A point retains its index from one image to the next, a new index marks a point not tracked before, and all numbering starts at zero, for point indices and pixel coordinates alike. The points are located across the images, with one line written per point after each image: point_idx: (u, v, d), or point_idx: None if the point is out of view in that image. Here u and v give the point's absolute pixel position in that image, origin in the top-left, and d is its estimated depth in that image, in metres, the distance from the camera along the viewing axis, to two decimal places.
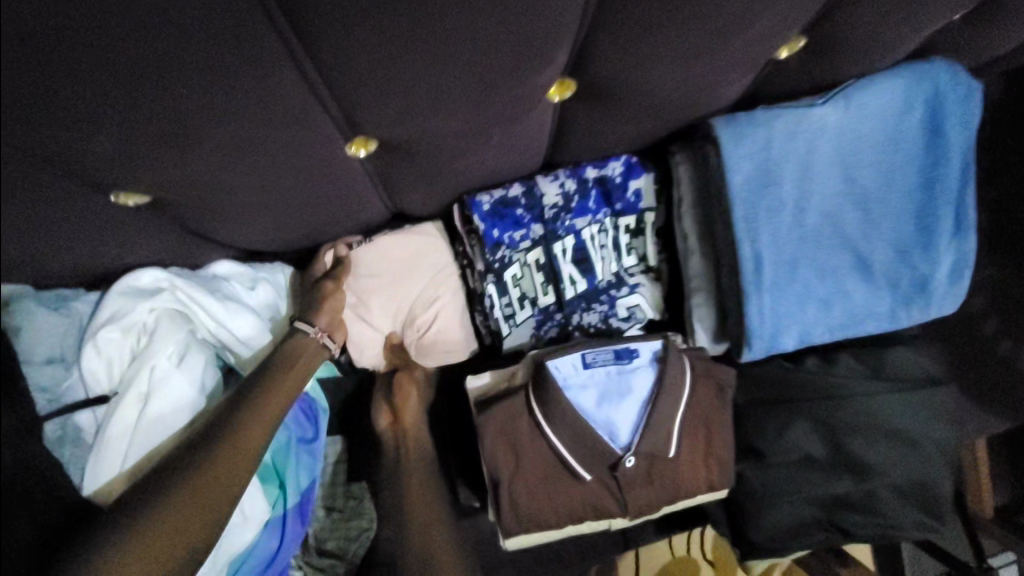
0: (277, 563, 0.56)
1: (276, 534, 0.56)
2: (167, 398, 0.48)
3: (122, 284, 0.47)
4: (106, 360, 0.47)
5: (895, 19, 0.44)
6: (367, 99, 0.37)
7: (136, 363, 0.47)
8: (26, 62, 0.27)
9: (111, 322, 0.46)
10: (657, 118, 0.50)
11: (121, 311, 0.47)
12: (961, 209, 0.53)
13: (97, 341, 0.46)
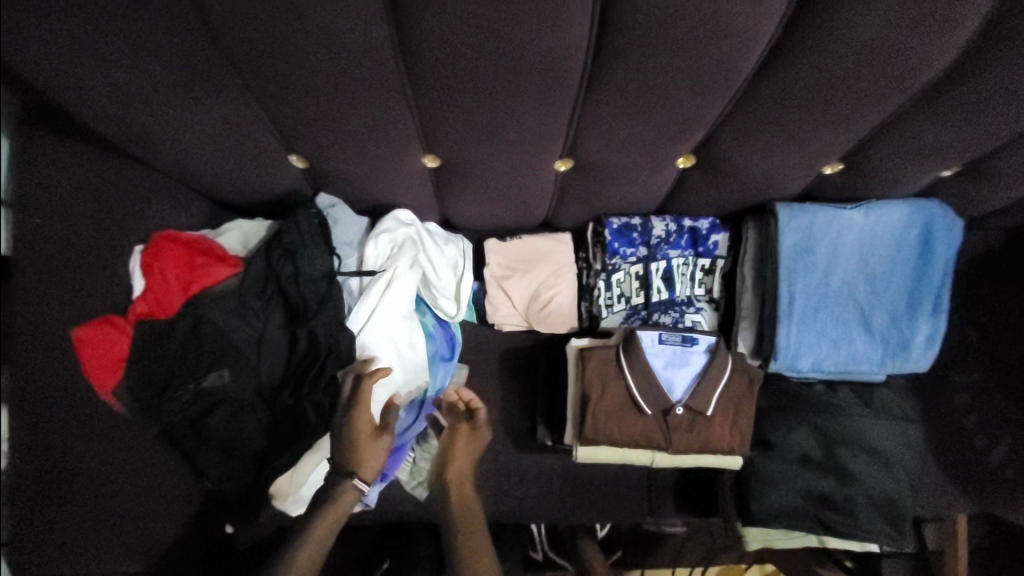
0: (405, 437, 0.80)
1: (412, 413, 0.81)
2: (399, 288, 0.75)
3: (396, 213, 0.77)
4: (375, 254, 0.75)
5: (904, 164, 0.70)
6: (586, 136, 0.66)
7: (389, 261, 0.76)
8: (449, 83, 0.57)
9: (386, 232, 0.76)
10: (740, 192, 0.77)
11: (392, 228, 0.76)
12: (937, 298, 0.76)
13: (377, 240, 0.75)
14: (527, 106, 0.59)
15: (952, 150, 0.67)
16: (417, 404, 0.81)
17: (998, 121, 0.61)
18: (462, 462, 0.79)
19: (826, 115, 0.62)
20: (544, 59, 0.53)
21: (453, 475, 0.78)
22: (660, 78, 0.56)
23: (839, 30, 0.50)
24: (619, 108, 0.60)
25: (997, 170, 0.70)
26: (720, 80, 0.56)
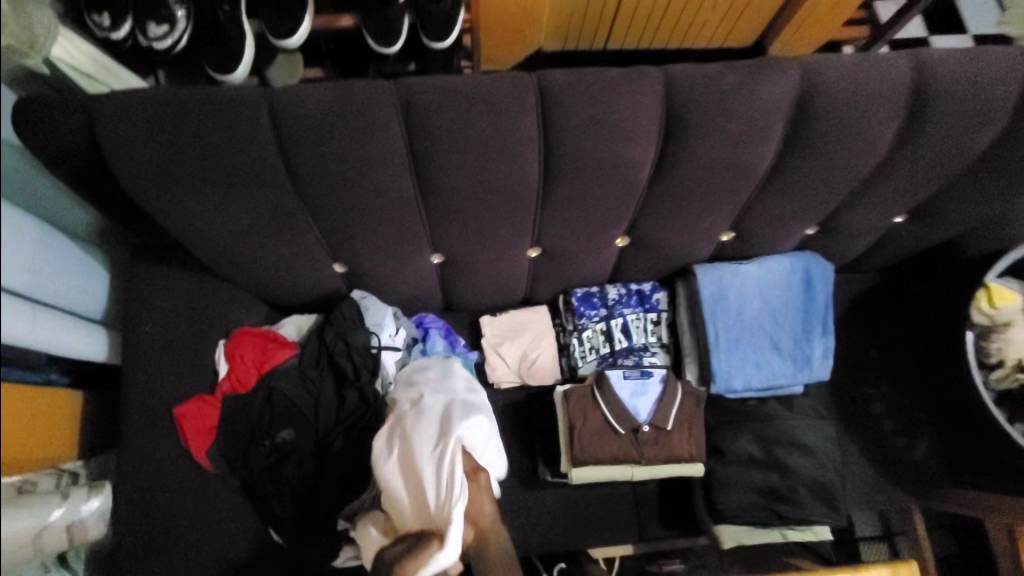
0: None
1: None
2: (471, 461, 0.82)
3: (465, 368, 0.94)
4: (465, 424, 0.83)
5: (776, 229, 0.98)
6: (546, 230, 0.92)
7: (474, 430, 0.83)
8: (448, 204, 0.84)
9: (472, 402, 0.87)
10: (667, 259, 1.04)
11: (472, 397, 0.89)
12: (823, 322, 1.01)
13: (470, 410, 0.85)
14: (503, 212, 0.86)
15: (803, 216, 0.95)
16: None
17: (823, 193, 0.90)
18: (486, 505, 0.81)
19: (707, 203, 0.90)
20: (509, 182, 0.80)
21: (483, 527, 0.81)
22: (589, 188, 0.83)
23: (696, 148, 0.79)
24: (566, 210, 0.87)
25: (840, 226, 0.98)
26: (628, 185, 0.84)
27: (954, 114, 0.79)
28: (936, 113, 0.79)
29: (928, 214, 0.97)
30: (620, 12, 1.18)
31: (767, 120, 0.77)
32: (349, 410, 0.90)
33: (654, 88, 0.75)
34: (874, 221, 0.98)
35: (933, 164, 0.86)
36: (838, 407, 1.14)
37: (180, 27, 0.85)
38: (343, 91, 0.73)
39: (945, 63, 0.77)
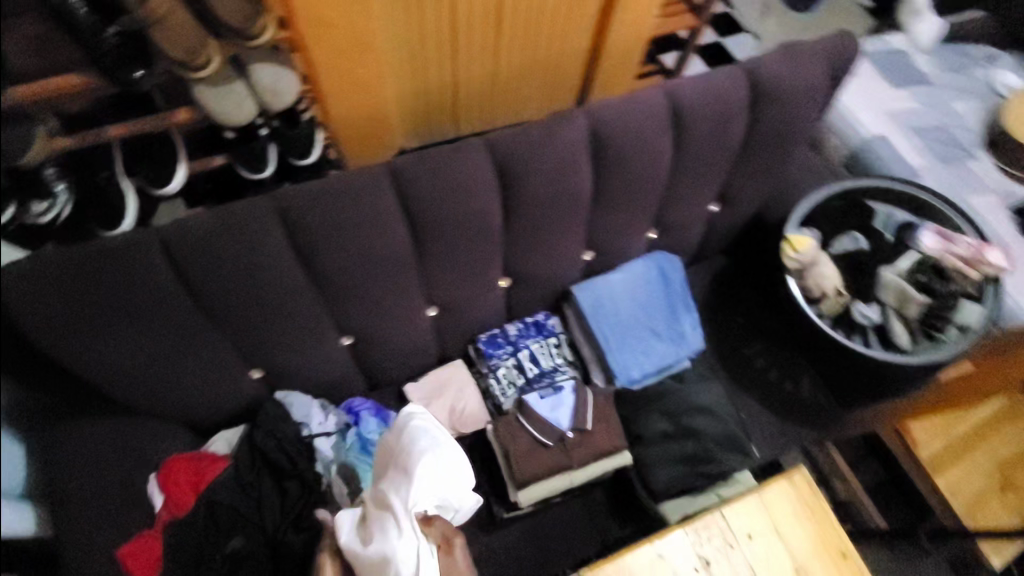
0: None
1: None
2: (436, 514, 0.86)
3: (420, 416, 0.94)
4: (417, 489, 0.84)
5: (622, 238, 1.17)
6: (433, 287, 1.07)
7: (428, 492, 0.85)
8: (339, 284, 0.96)
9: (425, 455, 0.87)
10: (547, 288, 1.20)
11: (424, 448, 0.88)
12: (684, 301, 1.20)
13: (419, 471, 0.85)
14: (390, 279, 1.00)
15: (638, 223, 1.16)
16: None
17: (643, 200, 1.11)
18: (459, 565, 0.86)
19: (557, 230, 1.08)
20: (386, 251, 0.95)
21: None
22: (456, 241, 0.99)
23: (528, 187, 0.98)
24: (444, 264, 1.03)
25: (670, 224, 1.20)
26: (487, 231, 1.01)
27: (706, 119, 1.04)
28: (694, 122, 1.03)
29: (729, 198, 1.22)
30: (455, 107, 1.43)
31: (573, 155, 0.98)
32: (293, 500, 0.96)
33: (480, 153, 0.94)
34: (695, 214, 1.21)
35: (712, 159, 1.11)
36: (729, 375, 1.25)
37: (59, 199, 0.91)
38: (223, 213, 0.85)
39: (684, 86, 1.02)
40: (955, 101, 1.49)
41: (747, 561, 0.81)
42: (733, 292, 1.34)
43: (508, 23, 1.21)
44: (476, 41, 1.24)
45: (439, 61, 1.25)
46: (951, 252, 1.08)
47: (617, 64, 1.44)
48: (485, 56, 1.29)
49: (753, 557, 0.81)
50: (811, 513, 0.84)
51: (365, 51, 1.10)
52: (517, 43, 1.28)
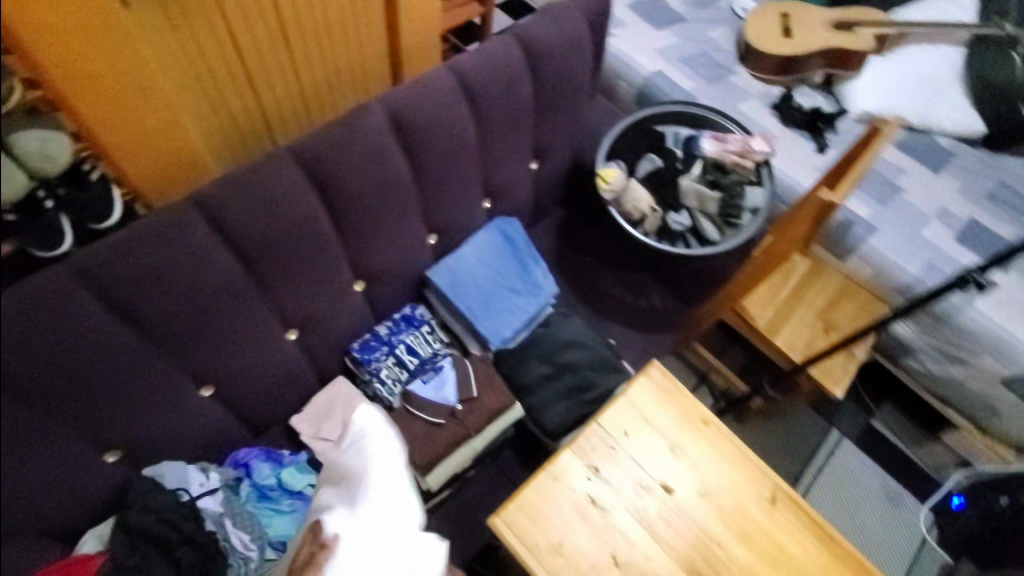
0: None
1: None
2: None
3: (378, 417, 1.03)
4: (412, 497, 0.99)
5: (458, 213, 1.25)
6: (286, 306, 1.07)
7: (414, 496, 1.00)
8: (174, 325, 0.92)
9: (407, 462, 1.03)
10: (404, 279, 1.24)
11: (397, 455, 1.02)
12: (530, 256, 1.28)
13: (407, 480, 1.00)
14: (233, 308, 0.98)
15: (467, 195, 1.24)
16: None
17: (463, 173, 1.20)
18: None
19: (391, 219, 1.13)
20: (216, 280, 0.93)
21: None
22: (291, 253, 1.01)
23: (345, 182, 1.02)
24: (287, 279, 1.04)
25: (498, 190, 1.30)
26: (320, 236, 1.04)
27: (493, 86, 1.14)
28: (483, 90, 1.13)
29: (542, 154, 1.34)
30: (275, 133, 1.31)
31: (380, 144, 1.04)
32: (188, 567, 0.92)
33: (286, 162, 0.96)
34: (518, 175, 1.31)
35: (512, 119, 1.21)
36: (593, 305, 1.38)
37: None
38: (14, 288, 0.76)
39: (466, 61, 1.11)
40: (708, 30, 1.74)
41: (629, 454, 0.89)
42: (576, 235, 1.46)
43: (294, 40, 1.17)
44: (271, 66, 1.18)
45: (241, 96, 1.17)
46: (724, 149, 1.27)
47: (419, 55, 1.45)
48: (286, 80, 1.23)
49: (634, 450, 0.89)
50: (673, 396, 0.94)
51: (141, 95, 0.99)
52: (313, 59, 1.24)
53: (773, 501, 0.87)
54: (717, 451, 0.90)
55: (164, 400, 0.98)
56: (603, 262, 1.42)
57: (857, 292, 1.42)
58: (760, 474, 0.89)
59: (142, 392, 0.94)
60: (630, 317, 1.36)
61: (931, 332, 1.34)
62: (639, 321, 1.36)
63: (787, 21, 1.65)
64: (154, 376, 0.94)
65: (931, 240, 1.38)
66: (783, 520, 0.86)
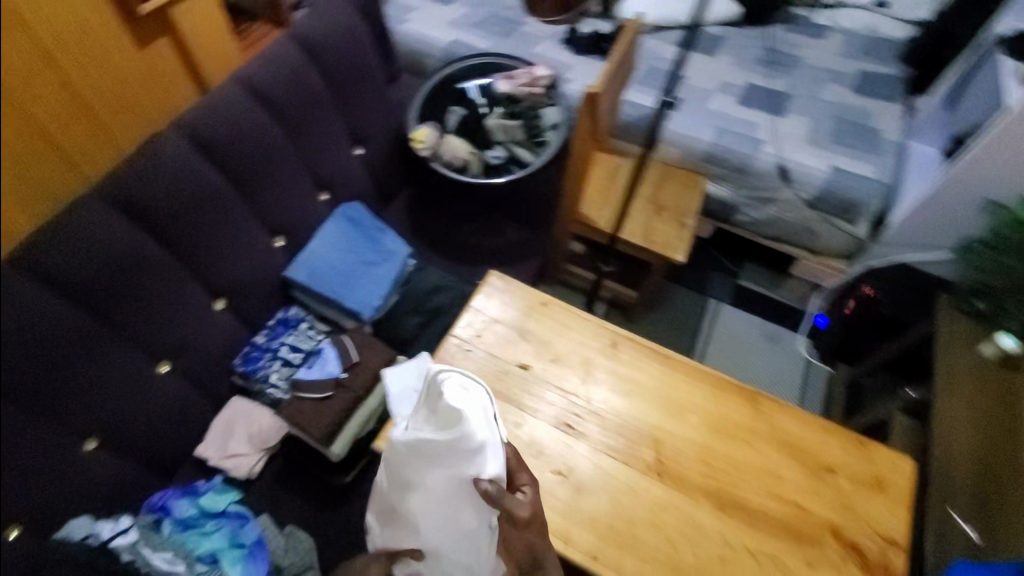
0: None
1: (253, 562, 1.06)
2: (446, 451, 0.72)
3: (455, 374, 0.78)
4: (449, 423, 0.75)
5: (297, 210, 1.28)
6: (150, 339, 1.05)
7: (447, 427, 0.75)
8: (27, 387, 0.88)
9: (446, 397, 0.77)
10: (265, 286, 1.26)
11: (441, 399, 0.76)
12: (379, 230, 1.34)
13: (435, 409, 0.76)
14: (91, 354, 0.96)
15: (298, 191, 1.27)
16: (251, 558, 1.07)
17: (287, 170, 1.24)
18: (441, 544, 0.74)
19: (230, 229, 1.14)
20: (60, 329, 0.90)
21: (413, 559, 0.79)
22: (134, 286, 1.00)
23: (166, 204, 1.02)
24: (141, 312, 1.02)
25: (332, 181, 1.35)
26: (160, 261, 1.03)
27: (284, 80, 1.18)
28: (275, 93, 1.17)
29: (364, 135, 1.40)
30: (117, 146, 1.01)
31: (187, 161, 1.04)
32: None
33: (96, 204, 0.94)
34: (345, 161, 1.37)
35: (315, 109, 1.25)
36: (457, 254, 1.45)
37: None
38: None
39: (254, 67, 1.15)
40: None
41: (490, 352, 0.97)
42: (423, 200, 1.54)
43: (97, 100, 0.94)
44: (83, 133, 0.93)
45: (64, 179, 0.92)
46: (516, 85, 1.43)
47: (216, 48, 1.12)
48: (108, 148, 0.99)
49: (489, 343, 0.98)
50: (513, 291, 1.05)
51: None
52: (124, 115, 1.00)
53: (614, 345, 0.99)
54: (559, 321, 1.01)
55: (48, 466, 0.94)
56: (455, 214, 1.49)
57: (676, 172, 1.62)
58: (597, 328, 1.01)
59: (15, 465, 0.89)
60: (496, 253, 1.45)
61: (739, 185, 1.58)
62: (502, 254, 1.45)
63: None
64: (24, 444, 0.90)
65: (715, 110, 1.63)
66: (626, 356, 0.98)
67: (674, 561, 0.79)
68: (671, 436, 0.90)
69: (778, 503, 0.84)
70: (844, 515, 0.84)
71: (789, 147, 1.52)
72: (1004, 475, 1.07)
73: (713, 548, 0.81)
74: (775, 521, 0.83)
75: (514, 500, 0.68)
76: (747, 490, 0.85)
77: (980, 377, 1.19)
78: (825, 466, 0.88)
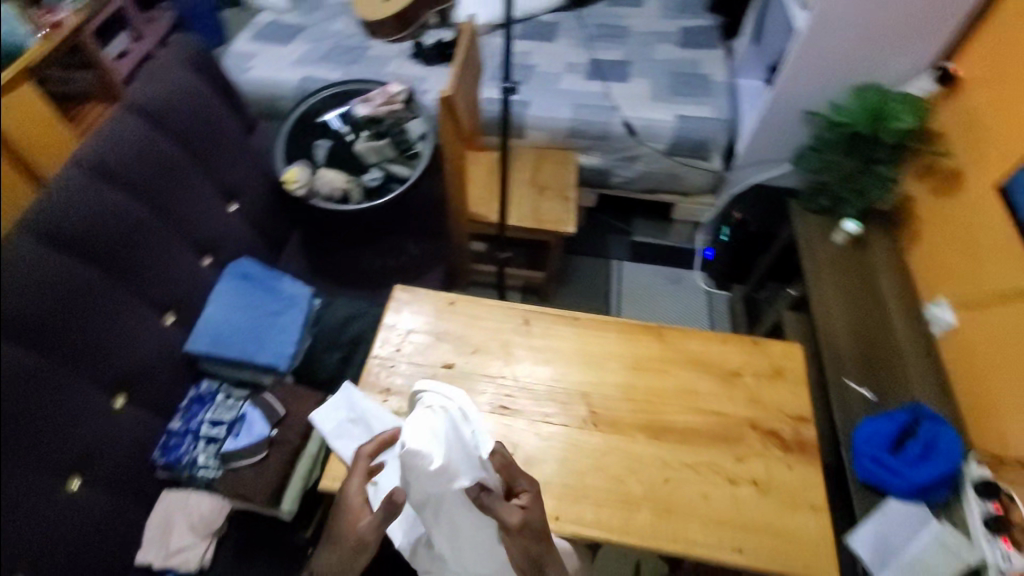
0: None
1: None
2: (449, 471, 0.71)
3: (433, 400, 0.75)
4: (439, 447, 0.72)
5: (182, 281, 1.19)
6: (53, 458, 0.95)
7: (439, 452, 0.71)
8: None
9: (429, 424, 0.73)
10: (168, 368, 1.17)
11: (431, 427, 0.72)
12: (274, 278, 1.29)
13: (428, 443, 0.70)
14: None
15: (180, 260, 1.18)
16: None
17: (163, 243, 1.14)
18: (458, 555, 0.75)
19: (113, 318, 1.04)
20: None
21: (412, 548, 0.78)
22: (20, 408, 0.89)
23: (35, 314, 0.91)
24: (34, 434, 0.91)
25: (215, 242, 1.27)
26: (43, 374, 0.92)
27: (139, 151, 1.08)
28: (132, 168, 1.07)
29: (239, 190, 1.32)
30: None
31: (50, 263, 0.93)
32: None
33: None
34: (224, 218, 1.28)
35: (182, 175, 1.18)
36: (364, 280, 1.43)
37: None
38: None
39: (102, 143, 1.03)
40: (331, 26, 1.92)
41: (413, 362, 0.99)
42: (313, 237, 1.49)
43: None
44: None
45: None
46: (374, 107, 1.45)
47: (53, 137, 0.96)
48: None
49: (410, 354, 1.00)
50: (421, 297, 1.06)
51: None
52: None
53: (526, 322, 1.04)
54: (471, 313, 1.05)
55: None
56: (349, 242, 1.46)
57: (549, 153, 1.72)
58: (507, 310, 1.06)
59: None
60: (400, 270, 1.45)
61: (604, 151, 1.71)
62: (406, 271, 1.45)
63: None
64: None
65: (568, 89, 1.75)
66: (540, 328, 1.03)
67: (628, 495, 0.86)
68: (598, 387, 0.96)
69: (702, 415, 0.93)
70: (757, 407, 0.94)
71: (638, 106, 1.67)
72: (876, 337, 1.24)
73: (658, 473, 0.88)
74: (703, 432, 0.92)
75: (502, 507, 0.68)
76: (673, 413, 0.94)
77: (838, 262, 1.37)
78: (732, 371, 0.98)
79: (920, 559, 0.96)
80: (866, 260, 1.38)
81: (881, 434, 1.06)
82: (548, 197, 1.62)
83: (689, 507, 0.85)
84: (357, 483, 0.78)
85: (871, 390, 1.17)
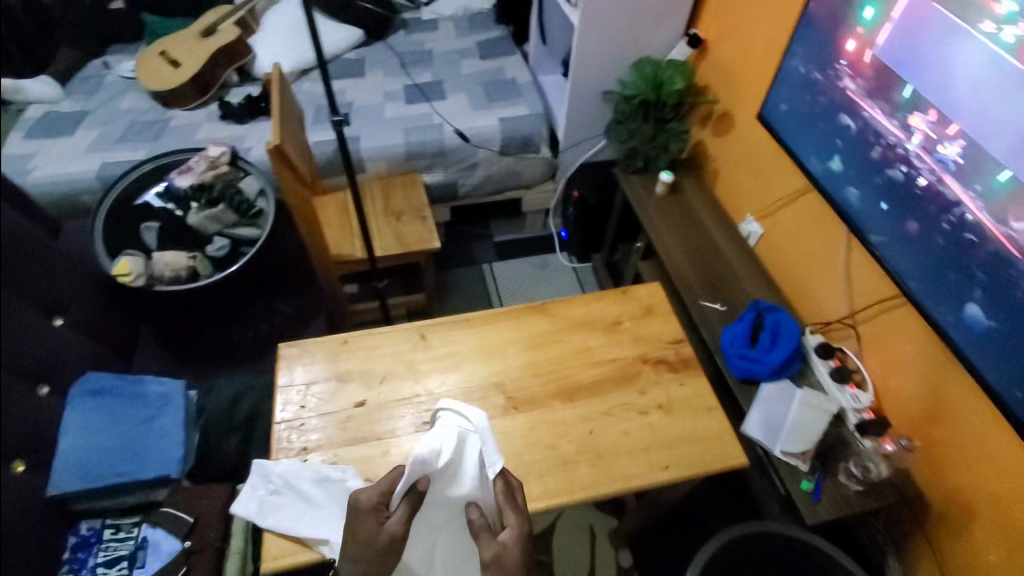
0: None
1: None
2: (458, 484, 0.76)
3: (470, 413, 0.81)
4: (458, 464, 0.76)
5: (29, 422, 0.96)
6: None
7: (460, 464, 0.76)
8: None
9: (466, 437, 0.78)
10: (38, 529, 0.93)
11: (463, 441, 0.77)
12: (139, 383, 1.14)
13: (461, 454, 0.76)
14: None
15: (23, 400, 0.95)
16: None
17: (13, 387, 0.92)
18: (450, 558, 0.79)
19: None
20: None
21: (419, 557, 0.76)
22: None
23: None
24: None
25: (57, 366, 1.07)
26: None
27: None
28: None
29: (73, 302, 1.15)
30: None
31: None
32: None
33: None
34: (60, 339, 1.09)
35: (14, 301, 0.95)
36: (240, 364, 1.38)
37: None
38: None
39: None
40: (117, 105, 1.76)
41: (324, 413, 0.96)
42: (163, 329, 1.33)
43: None
44: None
45: None
46: (198, 174, 1.36)
47: None
48: None
49: (316, 406, 0.97)
50: (309, 347, 1.03)
51: None
52: None
53: (423, 337, 1.07)
54: (366, 346, 1.04)
55: None
56: (212, 321, 1.36)
57: (393, 181, 1.76)
58: (401, 332, 1.07)
59: None
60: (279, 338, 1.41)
61: (445, 166, 1.79)
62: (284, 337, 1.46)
63: (168, 55, 1.79)
64: None
65: (393, 116, 1.80)
66: (438, 339, 1.07)
67: (563, 456, 0.93)
68: (507, 373, 1.02)
69: (602, 366, 1.04)
70: (641, 343, 1.08)
71: (463, 118, 1.78)
72: (712, 261, 1.47)
73: (583, 428, 0.96)
74: (607, 380, 1.02)
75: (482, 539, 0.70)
76: (577, 373, 1.03)
77: (667, 209, 1.59)
78: (612, 321, 1.11)
79: (798, 424, 1.13)
80: (687, 202, 1.62)
81: (741, 334, 1.26)
82: (405, 220, 1.65)
83: (616, 446, 0.94)
84: (372, 491, 0.73)
85: (723, 304, 1.38)
